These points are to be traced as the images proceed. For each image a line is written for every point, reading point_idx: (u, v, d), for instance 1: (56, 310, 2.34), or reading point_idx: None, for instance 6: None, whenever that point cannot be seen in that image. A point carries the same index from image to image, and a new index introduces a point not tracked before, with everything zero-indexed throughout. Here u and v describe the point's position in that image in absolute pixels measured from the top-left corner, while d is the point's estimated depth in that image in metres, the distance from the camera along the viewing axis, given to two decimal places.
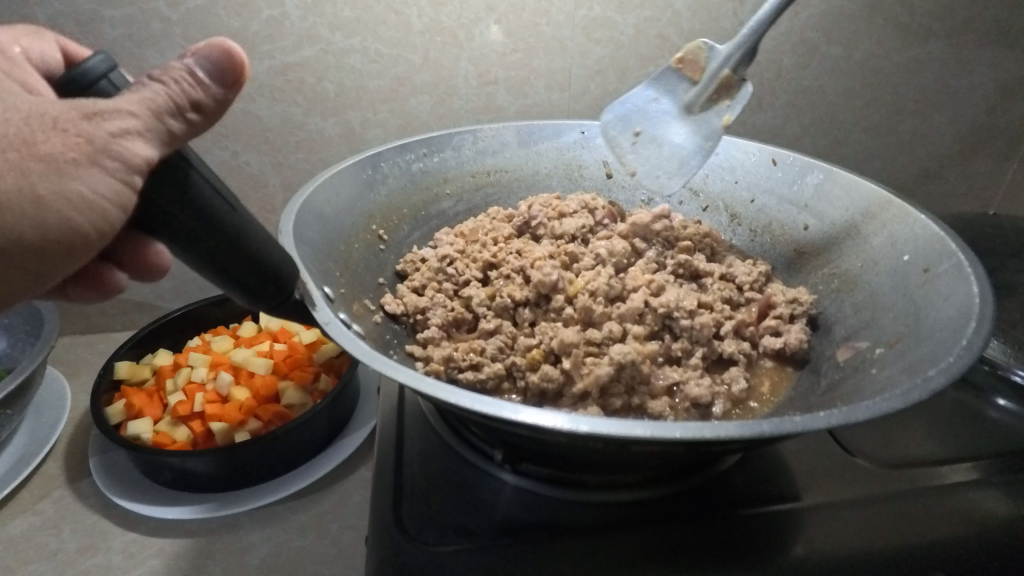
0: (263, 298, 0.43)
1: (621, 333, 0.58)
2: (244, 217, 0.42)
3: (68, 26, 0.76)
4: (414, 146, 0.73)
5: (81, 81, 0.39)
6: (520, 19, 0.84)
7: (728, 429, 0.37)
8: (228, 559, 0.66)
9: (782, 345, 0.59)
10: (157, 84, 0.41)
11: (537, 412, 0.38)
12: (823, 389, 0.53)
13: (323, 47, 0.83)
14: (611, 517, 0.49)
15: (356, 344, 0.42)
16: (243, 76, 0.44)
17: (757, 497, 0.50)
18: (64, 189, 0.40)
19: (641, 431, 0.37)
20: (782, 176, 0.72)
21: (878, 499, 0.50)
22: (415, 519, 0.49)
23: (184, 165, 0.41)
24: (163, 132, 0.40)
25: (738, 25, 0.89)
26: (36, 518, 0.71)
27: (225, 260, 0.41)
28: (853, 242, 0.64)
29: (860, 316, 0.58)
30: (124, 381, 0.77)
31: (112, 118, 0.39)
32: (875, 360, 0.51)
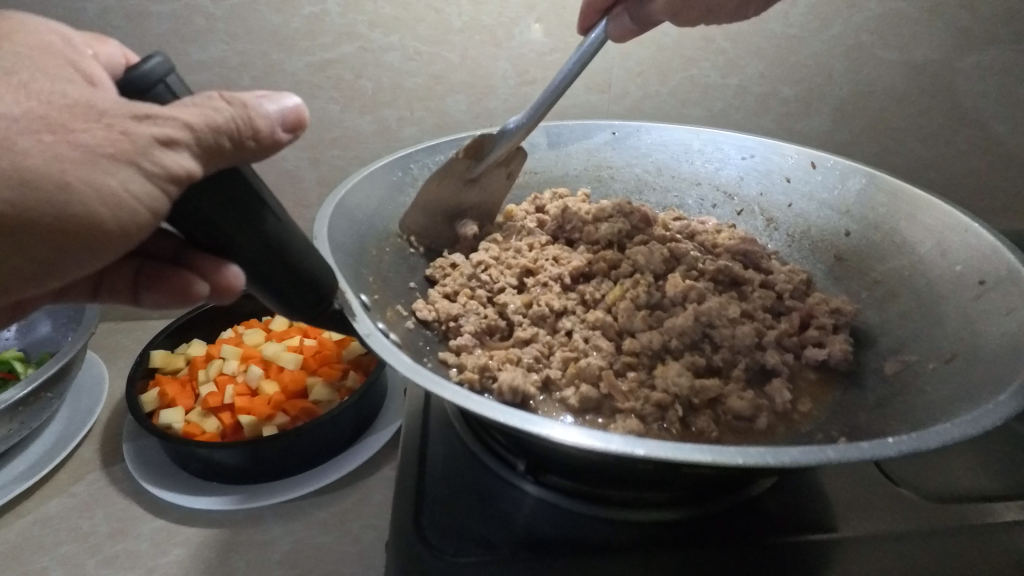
0: (304, 309, 0.43)
1: (660, 345, 0.56)
2: (287, 226, 0.42)
3: (117, 20, 0.78)
4: (444, 147, 0.72)
5: (136, 85, 0.36)
6: (561, 18, 0.83)
7: (791, 455, 0.35)
8: (250, 552, 0.67)
9: (827, 356, 0.56)
10: (223, 104, 0.38)
11: (567, 429, 0.37)
12: (870, 405, 0.51)
13: (363, 45, 0.83)
14: (636, 536, 0.47)
15: (399, 358, 0.41)
16: (303, 130, 0.42)
17: (794, 523, 0.48)
18: (95, 178, 0.35)
19: (699, 456, 0.35)
20: (822, 180, 0.69)
21: (924, 534, 0.47)
22: (435, 528, 0.49)
23: (245, 183, 0.40)
24: (209, 148, 0.37)
25: (786, 27, 0.86)
26: (70, 500, 0.73)
27: (268, 271, 0.41)
28: (900, 250, 0.61)
29: (906, 329, 0.55)
30: (159, 370, 0.79)
31: (163, 124, 0.35)
32: (930, 375, 0.49)
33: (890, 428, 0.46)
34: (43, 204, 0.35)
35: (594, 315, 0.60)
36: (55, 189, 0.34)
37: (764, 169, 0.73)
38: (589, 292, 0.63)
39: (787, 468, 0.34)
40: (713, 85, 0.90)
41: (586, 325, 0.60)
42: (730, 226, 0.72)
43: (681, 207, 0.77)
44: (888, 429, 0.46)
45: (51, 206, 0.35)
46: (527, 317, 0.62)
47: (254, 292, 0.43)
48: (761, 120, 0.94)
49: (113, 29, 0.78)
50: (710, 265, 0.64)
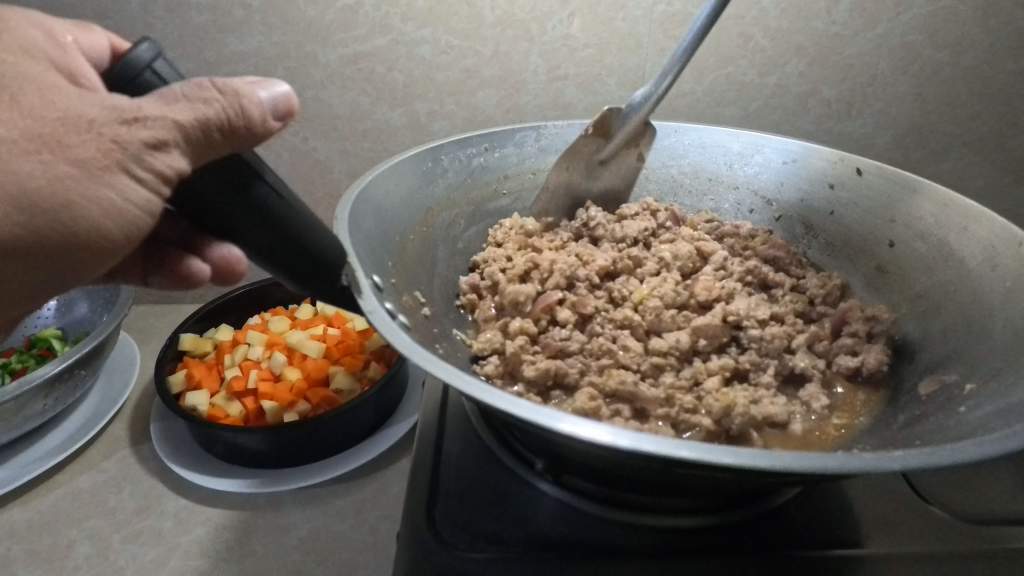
0: (309, 284, 0.41)
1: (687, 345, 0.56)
2: (290, 203, 0.40)
3: (158, 10, 0.80)
4: (474, 140, 0.71)
5: (126, 75, 0.37)
6: (595, 13, 0.82)
7: (828, 464, 0.33)
8: (268, 536, 0.68)
9: (860, 364, 0.55)
10: (214, 93, 0.38)
11: (580, 422, 0.35)
12: (899, 425, 0.49)
13: (395, 37, 0.83)
14: (653, 540, 0.47)
15: (403, 339, 0.39)
16: (292, 118, 0.43)
17: (821, 539, 0.46)
18: (95, 191, 0.38)
19: (726, 459, 0.33)
20: (867, 186, 0.65)
21: (957, 558, 0.45)
22: (448, 523, 0.48)
23: (245, 168, 0.39)
24: (199, 142, 0.37)
25: (830, 25, 0.83)
26: (100, 475, 0.75)
27: (275, 248, 0.39)
28: (944, 262, 0.57)
29: (952, 342, 0.52)
30: (188, 353, 0.81)
31: (151, 126, 0.37)
32: (965, 397, 0.45)
33: (920, 448, 0.43)
34: (51, 223, 0.38)
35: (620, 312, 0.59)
36: (60, 205, 0.38)
37: (803, 174, 0.70)
38: (616, 288, 0.62)
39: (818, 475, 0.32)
40: (750, 84, 0.88)
41: (614, 324, 0.59)
42: (766, 232, 0.69)
43: (716, 212, 0.76)
44: (915, 450, 0.43)
45: (62, 224, 0.38)
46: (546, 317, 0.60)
47: (259, 271, 0.41)
48: (799, 120, 0.91)
49: (154, 20, 0.80)
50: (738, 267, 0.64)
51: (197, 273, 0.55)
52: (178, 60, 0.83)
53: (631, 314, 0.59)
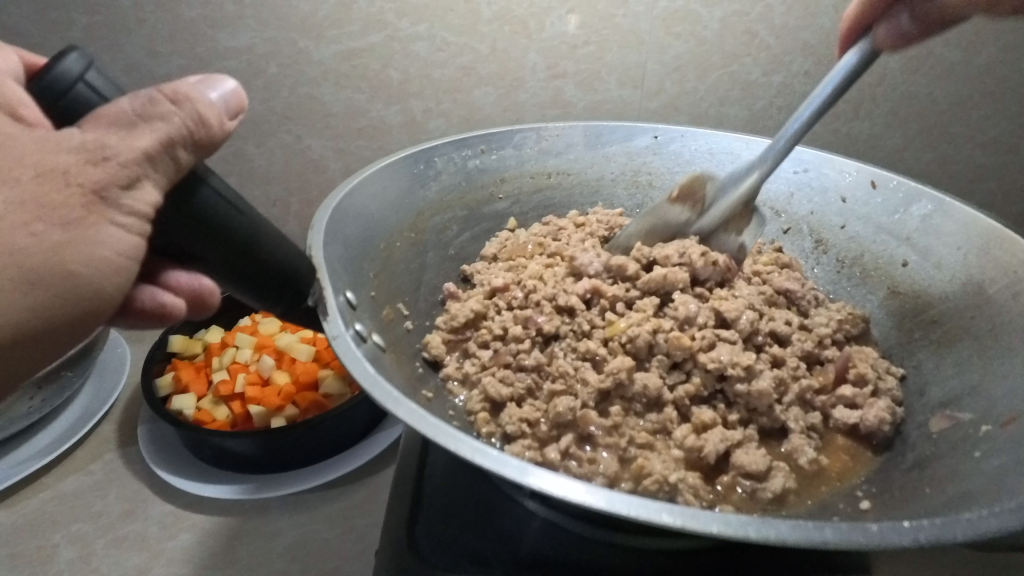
0: (283, 305, 0.42)
1: (656, 392, 0.48)
2: (251, 219, 0.39)
3: (149, 5, 0.78)
4: (472, 141, 0.66)
5: (54, 90, 0.34)
6: (595, 9, 0.79)
7: (778, 531, 0.31)
8: (255, 543, 0.67)
9: (857, 421, 0.47)
10: (168, 109, 0.36)
11: (557, 479, 0.33)
12: (907, 465, 0.44)
13: (390, 33, 0.81)
14: (640, 563, 0.45)
15: (362, 366, 0.39)
16: (244, 112, 0.41)
17: (817, 563, 0.44)
18: (87, 252, 0.36)
19: (669, 518, 0.31)
20: (883, 202, 0.59)
21: None
22: (430, 540, 0.47)
23: (215, 200, 0.38)
24: (170, 167, 0.36)
25: (838, 22, 0.80)
26: (87, 478, 0.74)
27: (249, 276, 0.39)
28: (964, 283, 0.51)
29: (965, 377, 0.46)
30: (177, 354, 0.80)
31: (123, 163, 0.35)
32: (979, 440, 0.40)
33: (925, 497, 0.39)
34: (57, 301, 0.36)
35: (586, 344, 0.51)
36: (63, 278, 0.36)
37: (824, 185, 0.62)
38: (587, 318, 0.54)
39: (769, 544, 0.30)
40: (755, 83, 0.85)
41: (576, 355, 0.52)
42: (775, 248, 0.63)
43: None
44: (917, 500, 0.39)
45: (62, 300, 0.36)
46: (509, 337, 0.54)
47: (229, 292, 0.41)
48: None
49: (145, 15, 0.79)
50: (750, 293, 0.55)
51: (169, 308, 0.49)
52: (170, 56, 0.82)
53: (597, 348, 0.51)
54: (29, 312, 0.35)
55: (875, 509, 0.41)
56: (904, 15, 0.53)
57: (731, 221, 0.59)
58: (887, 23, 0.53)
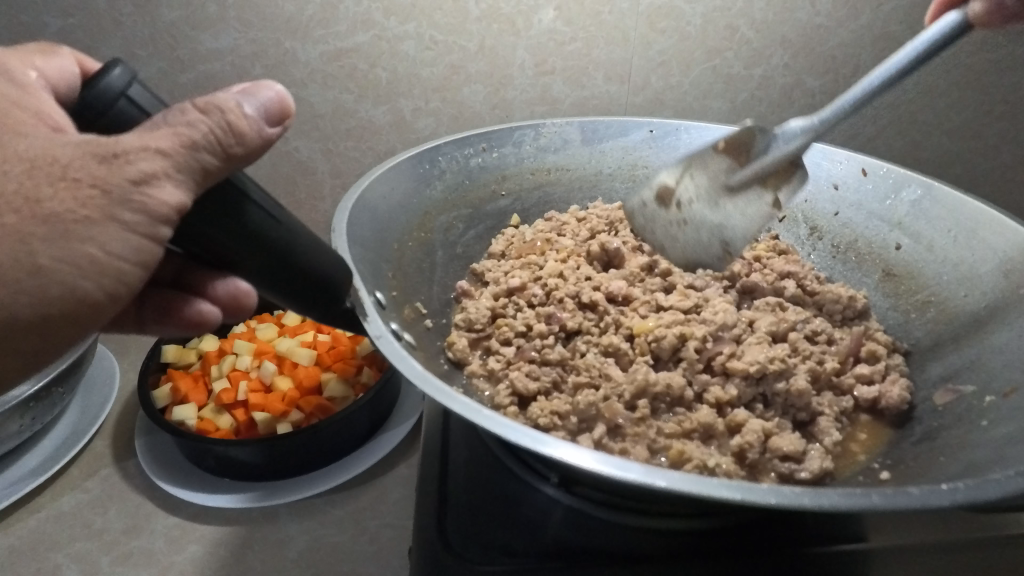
0: (316, 308, 0.41)
1: (679, 391, 0.48)
2: (288, 227, 0.39)
3: (126, 7, 0.76)
4: (473, 140, 0.67)
5: (96, 105, 0.33)
6: (582, 6, 0.80)
7: (832, 499, 0.32)
8: (266, 550, 0.66)
9: (878, 396, 0.49)
10: (199, 115, 0.36)
11: (572, 449, 0.34)
12: (917, 437, 0.46)
13: (378, 33, 0.80)
14: (664, 544, 0.47)
15: (409, 365, 0.39)
16: (288, 120, 0.40)
17: (821, 534, 0.48)
18: (75, 247, 0.36)
19: (727, 493, 0.32)
20: (872, 189, 0.61)
21: (943, 547, 0.47)
22: (460, 534, 0.48)
23: (256, 212, 0.37)
24: (195, 170, 0.35)
25: (814, 16, 0.83)
26: (84, 496, 0.72)
27: (282, 279, 0.39)
28: (955, 267, 0.54)
29: (962, 353, 0.49)
30: (172, 364, 0.78)
31: (139, 159, 0.34)
32: (985, 409, 0.43)
33: (940, 466, 0.41)
34: (23, 297, 0.36)
35: (608, 338, 0.52)
36: (30, 273, 0.35)
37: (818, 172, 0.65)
38: (610, 315, 0.55)
39: (824, 512, 0.32)
40: (736, 76, 0.88)
41: (599, 350, 0.53)
42: (770, 237, 0.65)
43: None
44: (933, 468, 0.41)
45: (29, 294, 0.36)
46: (533, 334, 0.54)
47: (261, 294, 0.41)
48: (784, 112, 0.92)
49: (121, 17, 0.77)
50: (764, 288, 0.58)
51: (206, 315, 0.54)
52: (150, 59, 0.80)
53: (619, 343, 0.52)
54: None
55: (893, 479, 0.43)
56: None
57: (769, 178, 0.58)
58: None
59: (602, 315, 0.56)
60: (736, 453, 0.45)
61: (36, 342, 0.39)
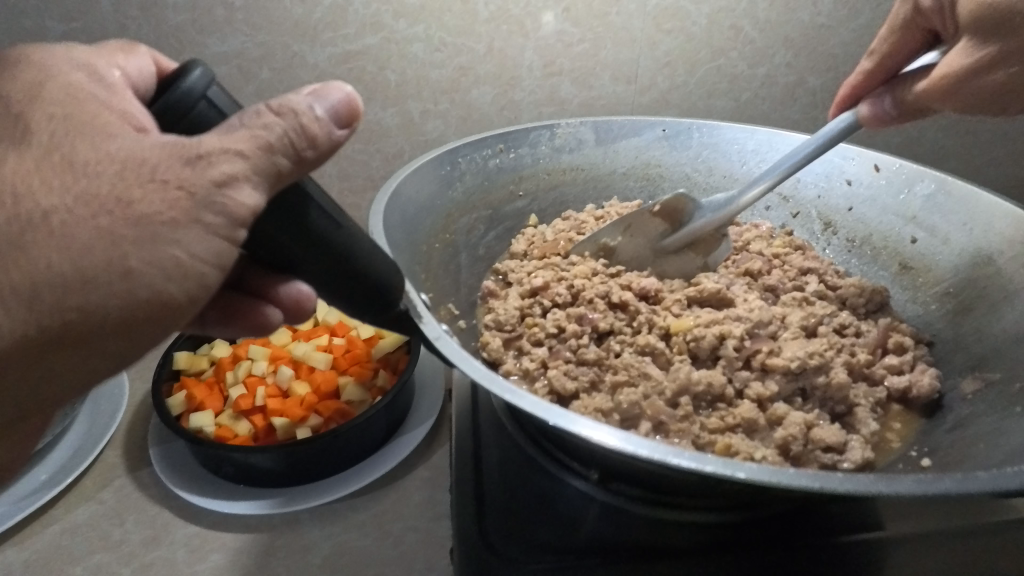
0: (371, 312, 0.43)
1: (720, 389, 0.49)
2: (350, 232, 0.41)
3: (132, 10, 0.75)
4: (490, 141, 0.66)
5: (180, 105, 0.36)
6: (590, 8, 0.81)
7: (905, 485, 0.33)
8: (290, 557, 0.66)
9: (909, 387, 0.51)
10: (274, 118, 0.37)
11: (600, 429, 0.36)
12: (950, 425, 0.48)
13: (387, 35, 0.80)
14: (700, 537, 0.48)
15: (474, 366, 0.40)
16: (357, 122, 0.41)
17: (846, 522, 0.49)
18: (158, 250, 0.36)
19: (804, 482, 0.33)
20: (885, 184, 0.63)
21: (966, 532, 0.48)
22: (501, 534, 0.48)
23: (321, 216, 0.40)
24: (270, 172, 0.37)
25: (815, 16, 0.85)
26: (99, 507, 0.71)
27: (342, 285, 0.41)
28: (972, 259, 0.56)
29: (987, 344, 0.51)
30: (183, 372, 0.77)
31: (219, 161, 0.35)
32: (1014, 397, 0.44)
33: (980, 453, 0.42)
34: (112, 301, 0.36)
35: (644, 338, 0.53)
36: (119, 276, 0.36)
37: (831, 169, 0.66)
38: (642, 314, 0.56)
39: (896, 497, 0.33)
40: (740, 75, 0.89)
41: (635, 349, 0.54)
42: (785, 234, 0.67)
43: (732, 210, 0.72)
44: (974, 454, 0.42)
45: (118, 298, 0.36)
46: (566, 334, 0.56)
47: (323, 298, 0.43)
48: (787, 110, 0.93)
49: (126, 21, 0.76)
50: (789, 286, 0.61)
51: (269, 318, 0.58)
52: None
53: (657, 341, 0.53)
54: (81, 311, 0.36)
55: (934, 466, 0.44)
56: (888, 99, 0.57)
57: (699, 244, 0.64)
58: (870, 102, 0.58)
59: (634, 313, 0.57)
60: (779, 447, 0.46)
61: (120, 346, 0.39)
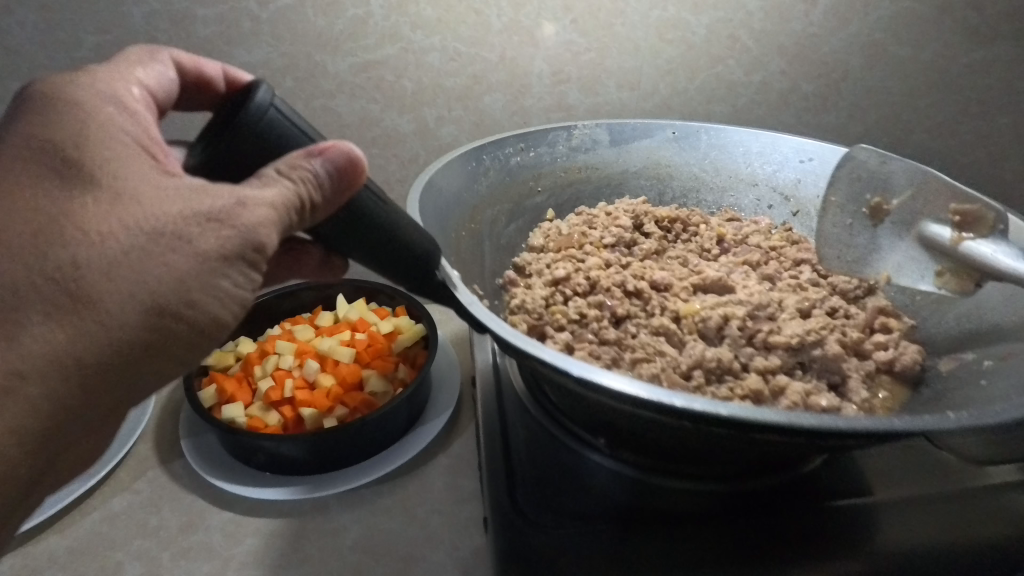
0: (418, 286, 0.50)
1: (729, 363, 0.53)
2: (398, 215, 0.49)
3: (163, 23, 0.79)
4: (511, 140, 0.71)
5: (251, 120, 0.42)
6: (596, 19, 0.86)
7: (926, 422, 0.38)
8: (322, 539, 0.69)
9: (895, 360, 0.55)
10: (285, 182, 0.43)
11: (621, 380, 0.41)
12: (928, 399, 0.52)
13: (405, 46, 0.85)
14: (710, 504, 0.52)
15: (511, 333, 0.45)
16: (361, 178, 0.46)
17: (843, 489, 0.53)
18: (248, 236, 0.43)
19: (808, 421, 0.38)
20: None
21: (951, 497, 0.53)
22: (531, 503, 0.52)
23: (376, 202, 0.48)
24: (280, 223, 0.44)
25: (807, 26, 0.90)
26: (135, 497, 0.75)
27: (397, 263, 0.48)
28: None
29: (964, 328, 0.57)
30: (212, 367, 0.81)
31: (254, 209, 0.42)
32: (985, 372, 0.50)
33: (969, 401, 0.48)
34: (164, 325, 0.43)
35: (659, 320, 0.58)
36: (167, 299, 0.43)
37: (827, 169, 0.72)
38: (655, 300, 0.61)
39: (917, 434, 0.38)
40: (737, 83, 0.94)
41: (650, 330, 0.58)
42: (785, 228, 0.73)
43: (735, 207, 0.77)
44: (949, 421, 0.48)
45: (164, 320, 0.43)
46: (587, 319, 0.60)
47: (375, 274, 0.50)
48: (782, 115, 0.98)
49: (157, 33, 0.80)
50: (790, 278, 0.65)
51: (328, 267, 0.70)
52: None
53: (669, 323, 0.57)
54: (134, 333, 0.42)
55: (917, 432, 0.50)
56: None
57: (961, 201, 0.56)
58: None
59: (647, 300, 0.62)
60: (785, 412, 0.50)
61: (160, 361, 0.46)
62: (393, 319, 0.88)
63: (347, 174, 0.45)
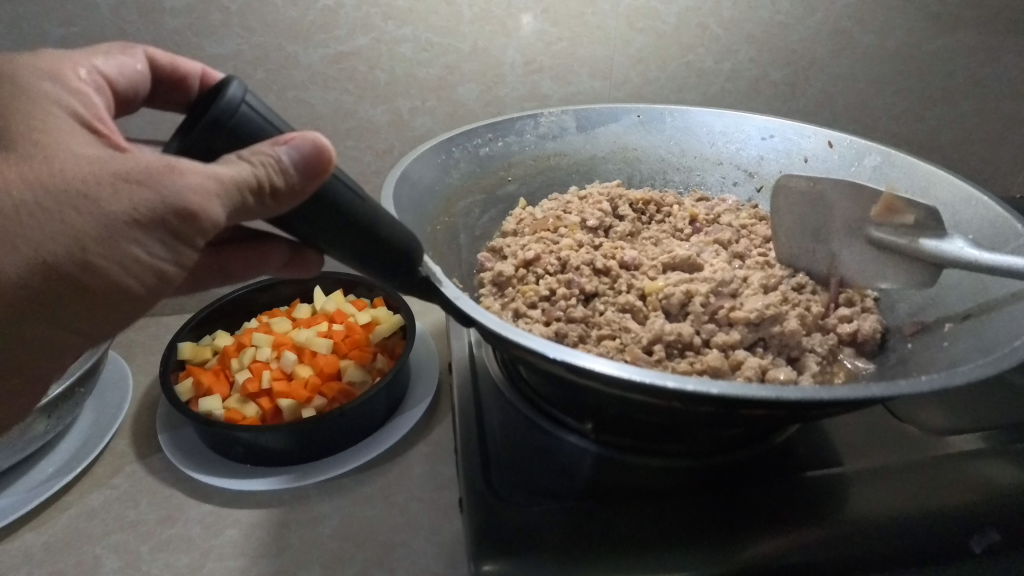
0: (392, 276, 0.49)
1: (689, 338, 0.55)
2: (369, 204, 0.47)
3: (130, 15, 0.78)
4: (480, 131, 0.71)
5: (222, 115, 0.41)
6: (567, 9, 0.87)
7: (871, 390, 0.39)
8: (302, 529, 0.69)
9: (856, 330, 0.58)
10: (245, 164, 0.41)
11: (599, 361, 0.42)
12: (892, 363, 0.56)
13: (377, 36, 0.85)
14: (682, 479, 0.53)
15: (486, 317, 0.46)
16: (328, 168, 0.44)
17: (810, 462, 0.55)
18: (177, 202, 0.41)
19: (757, 393, 0.39)
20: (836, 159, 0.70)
21: (913, 464, 0.55)
22: (505, 482, 0.53)
23: (345, 192, 0.46)
24: (238, 206, 0.42)
25: (775, 14, 0.91)
26: (112, 492, 0.74)
27: (366, 255, 0.47)
28: None
29: (925, 296, 0.59)
30: (188, 361, 0.81)
31: (190, 175, 0.41)
32: (946, 334, 0.53)
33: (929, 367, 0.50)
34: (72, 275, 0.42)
35: (625, 298, 0.60)
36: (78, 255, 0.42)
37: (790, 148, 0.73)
38: (623, 278, 0.63)
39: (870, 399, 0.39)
40: (707, 70, 0.95)
41: (616, 308, 0.60)
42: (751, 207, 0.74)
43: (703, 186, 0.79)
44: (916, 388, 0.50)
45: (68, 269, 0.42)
46: (556, 297, 0.62)
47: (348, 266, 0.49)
48: (752, 102, 1.00)
49: (125, 25, 0.79)
50: (756, 254, 0.67)
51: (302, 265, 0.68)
52: None
53: (634, 300, 0.59)
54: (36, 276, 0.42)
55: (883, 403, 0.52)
56: None
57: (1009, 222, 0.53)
58: None
59: (615, 278, 0.64)
60: None
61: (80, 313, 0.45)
62: (371, 310, 0.89)
63: (314, 166, 0.44)
